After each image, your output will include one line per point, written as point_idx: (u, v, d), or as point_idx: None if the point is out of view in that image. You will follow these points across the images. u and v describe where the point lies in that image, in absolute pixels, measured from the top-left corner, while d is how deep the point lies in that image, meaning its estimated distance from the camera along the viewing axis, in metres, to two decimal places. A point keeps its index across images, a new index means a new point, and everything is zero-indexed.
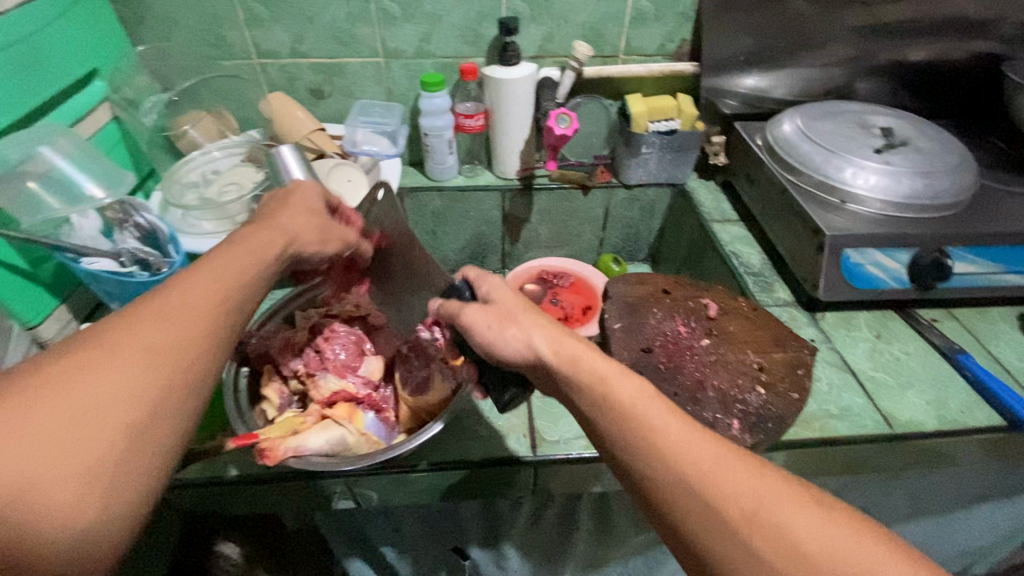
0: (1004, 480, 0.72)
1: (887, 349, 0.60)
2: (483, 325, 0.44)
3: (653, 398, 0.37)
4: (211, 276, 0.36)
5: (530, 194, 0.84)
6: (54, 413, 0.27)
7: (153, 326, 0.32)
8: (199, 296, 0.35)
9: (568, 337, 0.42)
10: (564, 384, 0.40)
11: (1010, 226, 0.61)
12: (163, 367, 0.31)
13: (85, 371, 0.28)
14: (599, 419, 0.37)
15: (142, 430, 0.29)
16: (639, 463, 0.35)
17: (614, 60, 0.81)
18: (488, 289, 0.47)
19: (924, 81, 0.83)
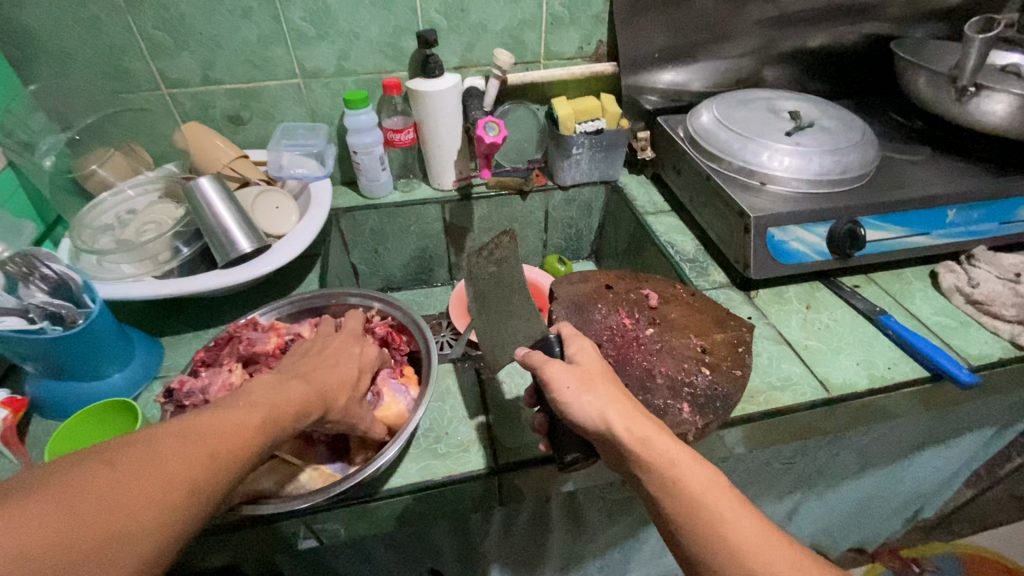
0: (935, 426, 0.77)
1: (818, 318, 0.63)
2: (565, 387, 0.44)
3: (725, 493, 0.40)
4: (252, 409, 0.39)
5: (469, 203, 0.84)
6: (99, 494, 0.30)
7: (178, 449, 0.34)
8: (232, 429, 0.37)
9: (643, 417, 0.42)
10: (630, 460, 0.41)
11: (912, 192, 0.66)
12: (164, 488, 0.32)
13: (104, 480, 0.31)
14: (665, 502, 0.40)
15: (107, 538, 0.29)
16: (695, 546, 0.39)
17: (536, 65, 0.82)
18: (576, 350, 0.49)
19: (823, 65, 0.89)
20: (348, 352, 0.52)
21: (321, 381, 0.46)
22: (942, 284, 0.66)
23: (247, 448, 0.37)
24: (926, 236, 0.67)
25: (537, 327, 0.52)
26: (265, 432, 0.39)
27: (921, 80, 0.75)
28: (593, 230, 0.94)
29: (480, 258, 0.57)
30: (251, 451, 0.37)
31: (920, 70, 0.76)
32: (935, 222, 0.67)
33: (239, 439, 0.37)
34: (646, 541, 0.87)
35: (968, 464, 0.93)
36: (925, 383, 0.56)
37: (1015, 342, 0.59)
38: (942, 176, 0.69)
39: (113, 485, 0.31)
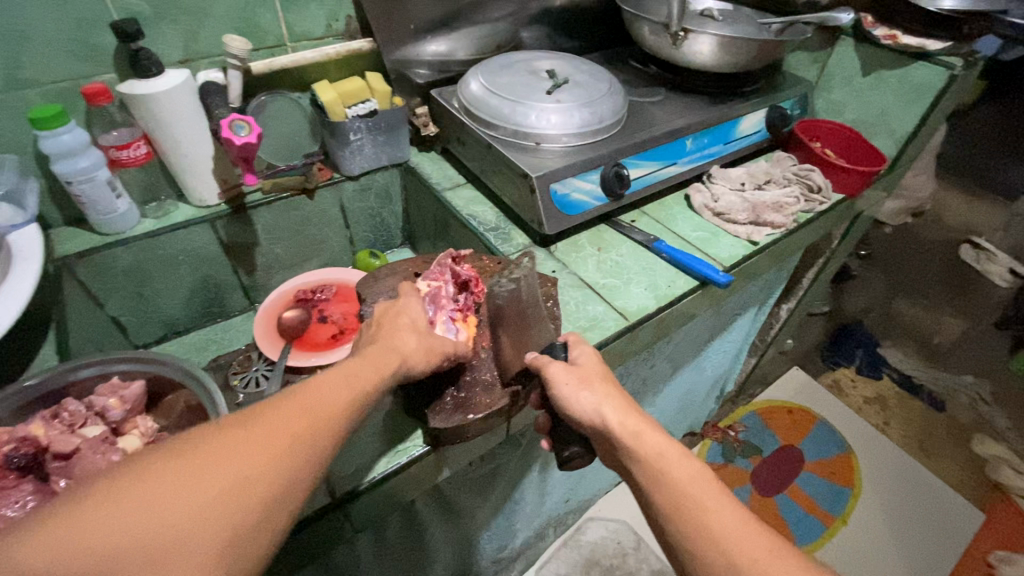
0: (716, 319, 0.93)
1: (609, 257, 0.69)
2: (563, 382, 0.47)
3: (710, 485, 0.40)
4: (337, 386, 0.39)
5: (246, 215, 0.74)
6: (180, 486, 0.30)
7: (255, 444, 0.33)
8: (312, 412, 0.36)
9: (635, 412, 0.45)
10: (621, 452, 0.43)
11: (657, 129, 0.75)
12: (243, 484, 0.32)
13: (185, 471, 0.31)
14: (651, 489, 0.41)
15: (214, 527, 0.30)
16: (676, 534, 0.39)
17: (281, 49, 0.72)
18: (578, 352, 0.50)
19: (570, 23, 0.96)
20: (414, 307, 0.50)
21: (395, 340, 0.45)
22: (694, 204, 0.78)
23: (315, 446, 0.35)
24: (675, 165, 0.78)
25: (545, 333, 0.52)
26: (325, 432, 0.37)
27: (646, 30, 0.85)
28: (399, 215, 0.91)
29: (503, 279, 0.54)
30: (317, 448, 0.35)
31: (641, 20, 0.86)
32: (679, 152, 0.78)
33: (320, 418, 0.37)
34: (523, 499, 0.91)
35: (747, 339, 1.15)
36: (696, 291, 0.67)
37: (750, 240, 0.73)
38: (676, 113, 0.80)
39: (188, 481, 0.30)
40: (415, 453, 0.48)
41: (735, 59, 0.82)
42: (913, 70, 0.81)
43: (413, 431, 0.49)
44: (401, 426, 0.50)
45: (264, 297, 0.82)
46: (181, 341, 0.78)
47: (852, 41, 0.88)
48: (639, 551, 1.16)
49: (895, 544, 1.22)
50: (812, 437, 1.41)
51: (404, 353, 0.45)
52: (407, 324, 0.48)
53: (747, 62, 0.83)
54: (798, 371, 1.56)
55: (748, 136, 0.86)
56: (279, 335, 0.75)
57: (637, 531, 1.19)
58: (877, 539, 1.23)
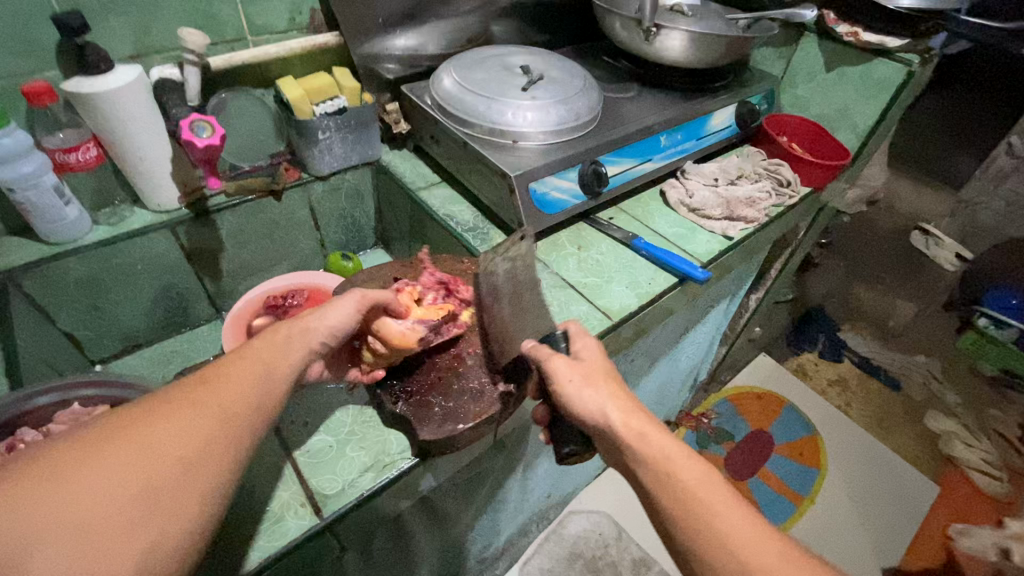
0: (691, 312, 0.95)
1: (589, 256, 0.69)
2: (567, 380, 0.47)
3: (716, 486, 0.41)
4: (249, 360, 0.39)
5: (210, 219, 0.70)
6: (85, 462, 0.31)
7: (163, 419, 0.34)
8: (222, 384, 0.37)
9: (640, 413, 0.46)
10: (627, 454, 0.44)
11: (632, 126, 0.75)
12: (152, 452, 0.32)
13: (90, 449, 0.31)
14: (656, 491, 0.42)
15: (124, 493, 0.31)
16: (686, 536, 0.40)
17: (241, 44, 0.68)
18: (581, 346, 0.50)
19: (540, 17, 0.95)
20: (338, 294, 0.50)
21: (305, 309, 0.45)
22: (670, 200, 0.79)
23: (229, 414, 0.36)
24: (651, 162, 0.78)
25: (545, 322, 0.53)
26: (239, 397, 0.37)
27: (618, 25, 0.85)
28: (371, 216, 0.88)
29: (498, 257, 0.52)
30: (229, 413, 0.36)
31: (613, 14, 0.85)
32: (654, 148, 0.78)
33: (230, 386, 0.37)
34: (507, 498, 0.91)
35: (719, 329, 1.18)
36: (676, 288, 0.67)
37: (725, 236, 0.74)
38: (650, 109, 0.81)
39: (93, 459, 0.31)
40: (403, 467, 0.46)
41: (706, 55, 0.83)
42: (874, 66, 0.84)
43: (400, 445, 0.48)
44: (387, 440, 0.48)
45: (231, 305, 0.78)
46: (142, 354, 0.73)
47: (815, 37, 0.90)
48: (621, 541, 1.17)
49: (860, 519, 1.29)
50: (780, 422, 1.47)
51: (316, 321, 0.44)
52: (321, 302, 0.48)
53: (717, 58, 0.84)
54: (765, 357, 1.62)
55: (719, 131, 0.87)
56: None
57: (618, 521, 1.21)
58: (844, 515, 1.29)
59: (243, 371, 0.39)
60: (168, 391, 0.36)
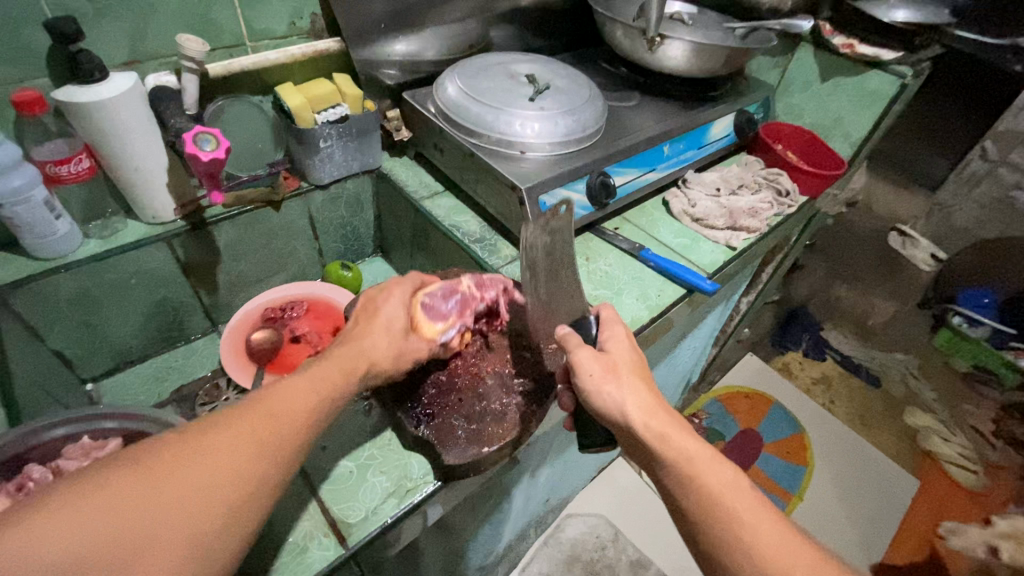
0: (690, 318, 0.96)
1: (598, 267, 0.69)
2: (587, 373, 0.47)
3: (743, 494, 0.41)
4: (297, 390, 0.38)
5: (207, 231, 0.67)
6: (141, 495, 0.30)
7: (216, 452, 0.33)
8: (272, 418, 0.36)
9: (660, 412, 0.45)
10: (649, 454, 0.44)
11: (637, 136, 0.76)
12: (205, 491, 0.32)
13: (144, 481, 0.31)
14: (679, 494, 0.42)
15: (176, 533, 0.30)
16: (707, 539, 0.40)
17: (240, 49, 0.65)
18: (609, 336, 0.50)
19: (539, 22, 0.94)
20: (394, 301, 0.48)
21: (366, 343, 0.44)
22: (674, 209, 0.79)
23: (276, 453, 0.35)
24: (654, 171, 0.79)
25: (577, 304, 0.55)
26: (290, 435, 0.36)
27: (620, 33, 0.85)
28: (370, 224, 0.86)
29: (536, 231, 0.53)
30: (279, 454, 0.35)
31: (614, 22, 0.85)
32: (658, 158, 0.78)
33: (283, 422, 0.36)
34: (510, 507, 0.91)
35: (713, 333, 1.19)
36: (684, 299, 0.68)
37: (729, 245, 0.75)
38: (653, 118, 0.81)
39: (144, 498, 0.30)
40: (426, 491, 0.45)
41: (707, 65, 0.83)
42: (868, 78, 0.86)
43: (422, 468, 0.47)
44: (409, 463, 0.47)
45: (227, 317, 0.75)
46: (136, 370, 0.71)
47: (811, 48, 0.91)
48: (618, 543, 1.18)
49: (845, 513, 1.33)
50: (769, 420, 1.50)
51: (373, 358, 0.44)
52: (381, 324, 0.46)
53: (717, 67, 0.85)
54: (752, 356, 1.65)
55: (718, 140, 0.88)
56: (249, 359, 0.70)
57: (614, 523, 1.22)
58: (830, 509, 1.33)
59: (295, 404, 0.38)
60: (215, 418, 0.35)
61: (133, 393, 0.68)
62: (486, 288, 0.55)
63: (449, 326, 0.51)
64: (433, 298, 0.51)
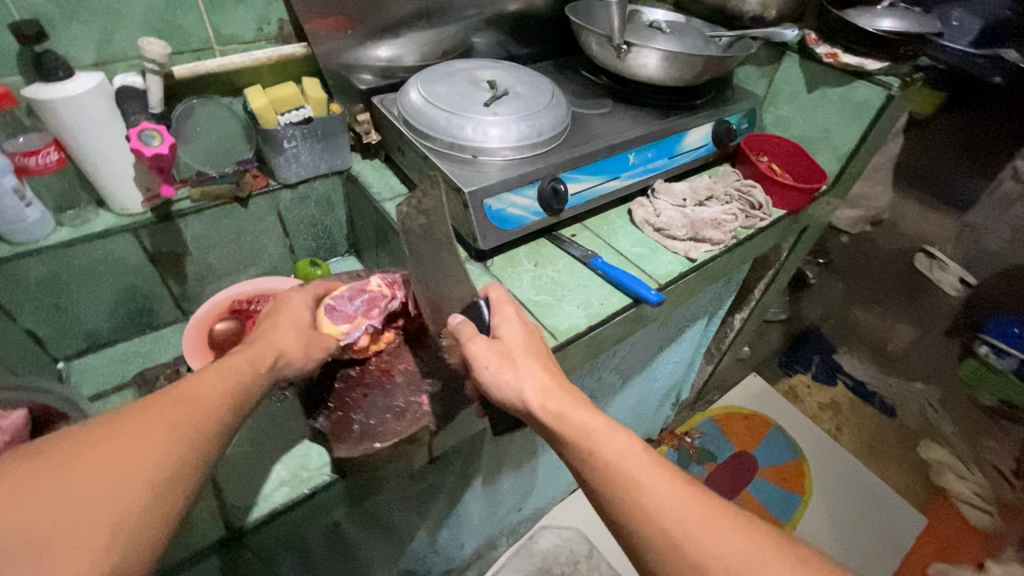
0: (662, 330, 0.93)
1: (545, 273, 0.69)
2: (485, 365, 0.48)
3: (638, 458, 0.42)
4: (209, 384, 0.41)
5: (173, 224, 0.71)
6: (52, 489, 0.32)
7: (130, 441, 0.35)
8: (185, 405, 0.38)
9: (556, 391, 0.47)
10: (552, 434, 0.46)
11: (596, 143, 0.75)
12: (124, 475, 0.34)
13: (52, 475, 0.32)
14: (582, 469, 0.43)
15: (94, 518, 0.32)
16: (609, 506, 0.41)
17: (208, 53, 0.69)
18: (501, 322, 0.52)
19: (520, 31, 0.96)
20: (293, 304, 0.52)
21: (273, 338, 0.48)
22: (636, 218, 0.78)
23: (194, 437, 0.37)
24: (616, 179, 0.78)
25: (467, 288, 0.55)
26: (206, 419, 0.39)
27: (593, 42, 0.85)
28: (342, 223, 0.89)
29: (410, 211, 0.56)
30: (199, 436, 0.38)
31: (587, 30, 0.85)
32: (620, 166, 0.78)
33: (198, 409, 0.39)
34: (468, 512, 0.90)
35: (699, 349, 1.16)
36: (630, 309, 0.66)
37: (688, 257, 0.73)
38: (620, 126, 0.80)
39: (51, 486, 0.32)
40: (319, 483, 0.46)
41: (679, 73, 0.82)
42: (854, 89, 0.82)
43: (320, 459, 0.48)
44: (309, 455, 0.49)
45: (196, 307, 0.79)
46: (106, 353, 0.75)
47: (796, 57, 0.88)
48: (591, 559, 1.16)
49: (852, 539, 1.27)
50: (765, 442, 1.44)
51: (283, 351, 0.47)
52: (287, 322, 0.50)
53: (690, 76, 0.83)
54: (755, 376, 1.59)
55: (693, 150, 0.86)
56: (208, 348, 0.73)
57: (589, 539, 1.19)
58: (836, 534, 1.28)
59: (208, 394, 0.40)
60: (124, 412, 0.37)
61: (99, 374, 0.72)
62: (395, 288, 0.58)
63: (355, 327, 0.54)
64: (338, 300, 0.55)
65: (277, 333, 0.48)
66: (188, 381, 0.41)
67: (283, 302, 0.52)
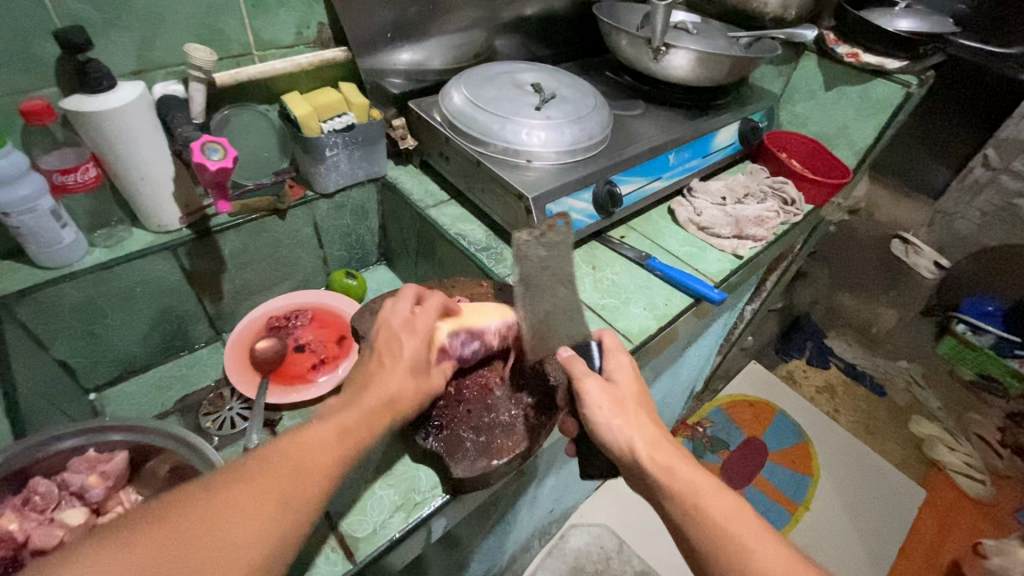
0: (695, 326, 0.95)
1: (604, 276, 0.69)
2: (598, 407, 0.50)
3: (744, 521, 0.43)
4: (321, 441, 0.38)
5: (212, 240, 0.67)
6: (164, 557, 0.30)
7: (240, 509, 0.33)
8: (296, 471, 0.36)
9: (663, 445, 0.49)
10: (655, 485, 0.47)
11: (641, 145, 0.76)
12: (228, 551, 0.31)
13: (163, 539, 0.30)
14: (684, 523, 0.44)
15: None
16: (710, 566, 0.42)
17: (248, 59, 0.66)
18: (614, 367, 0.53)
19: (544, 31, 0.95)
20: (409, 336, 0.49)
21: (378, 385, 0.45)
22: (680, 218, 0.79)
23: (302, 511, 0.35)
24: (660, 180, 0.79)
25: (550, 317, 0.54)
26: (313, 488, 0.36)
27: (625, 43, 0.85)
28: (374, 232, 0.86)
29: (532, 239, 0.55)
30: (304, 508, 0.35)
31: (618, 32, 0.85)
32: (663, 166, 0.78)
33: (309, 476, 0.36)
34: (515, 518, 0.90)
35: (718, 341, 1.19)
36: (691, 308, 0.67)
37: (735, 254, 0.75)
38: (658, 127, 0.81)
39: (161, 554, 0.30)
40: (431, 507, 0.47)
41: (711, 74, 0.84)
42: (872, 87, 0.86)
43: (430, 481, 0.49)
44: (417, 478, 0.49)
45: (232, 326, 0.75)
46: (139, 380, 0.70)
47: (814, 57, 0.91)
48: (622, 553, 1.17)
49: (853, 524, 1.32)
50: (772, 429, 1.49)
51: (394, 399, 0.45)
52: (399, 360, 0.47)
53: (720, 77, 0.85)
54: (755, 364, 1.65)
55: (723, 148, 0.88)
56: (253, 369, 0.70)
57: (618, 533, 1.20)
58: (836, 520, 1.32)
59: (321, 456, 0.38)
60: (236, 471, 0.35)
61: (137, 403, 0.68)
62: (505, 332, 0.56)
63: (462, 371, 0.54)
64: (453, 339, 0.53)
65: (393, 374, 0.46)
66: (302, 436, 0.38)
67: (395, 323, 0.50)
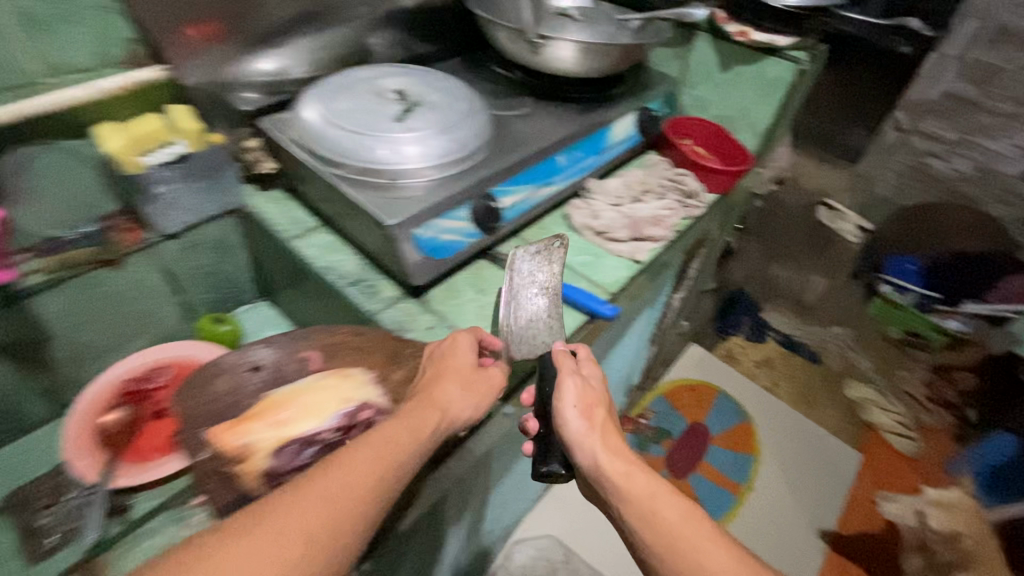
0: (613, 330, 0.91)
1: (491, 300, 0.63)
2: (569, 407, 0.52)
3: (698, 523, 0.44)
4: (352, 472, 0.38)
5: (23, 307, 0.57)
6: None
7: (266, 540, 0.34)
8: (334, 498, 0.37)
9: (626, 456, 0.50)
10: (613, 491, 0.48)
11: (526, 149, 0.69)
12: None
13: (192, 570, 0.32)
14: (642, 528, 0.45)
15: None
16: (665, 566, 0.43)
17: (40, 88, 0.59)
18: (588, 373, 0.56)
19: (422, 25, 0.87)
20: (462, 347, 0.52)
21: (438, 394, 0.48)
22: (575, 224, 0.73)
23: (336, 538, 0.36)
24: (550, 185, 0.73)
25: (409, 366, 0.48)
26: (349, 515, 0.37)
27: (502, 36, 0.78)
28: (245, 267, 0.77)
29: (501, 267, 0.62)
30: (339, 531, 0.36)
31: (493, 24, 0.78)
32: (552, 170, 0.73)
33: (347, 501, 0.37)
34: (443, 556, 0.84)
35: (646, 334, 1.15)
36: (585, 326, 0.62)
37: (634, 259, 0.70)
38: (545, 126, 0.74)
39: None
40: None
41: (602, 63, 0.77)
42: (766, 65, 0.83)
43: None
44: None
45: (75, 396, 0.65)
46: None
47: (707, 36, 0.87)
48: (571, 564, 1.14)
49: (793, 497, 1.33)
50: (715, 411, 1.47)
51: (436, 416, 0.46)
52: (454, 373, 0.50)
53: (613, 66, 0.79)
54: (695, 346, 1.61)
55: (620, 142, 0.82)
56: (98, 446, 0.60)
57: (567, 543, 1.17)
58: (778, 496, 1.33)
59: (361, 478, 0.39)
60: (267, 505, 0.36)
61: None
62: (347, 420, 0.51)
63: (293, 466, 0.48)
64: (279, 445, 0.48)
65: (444, 394, 0.48)
66: (345, 461, 0.39)
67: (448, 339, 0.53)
